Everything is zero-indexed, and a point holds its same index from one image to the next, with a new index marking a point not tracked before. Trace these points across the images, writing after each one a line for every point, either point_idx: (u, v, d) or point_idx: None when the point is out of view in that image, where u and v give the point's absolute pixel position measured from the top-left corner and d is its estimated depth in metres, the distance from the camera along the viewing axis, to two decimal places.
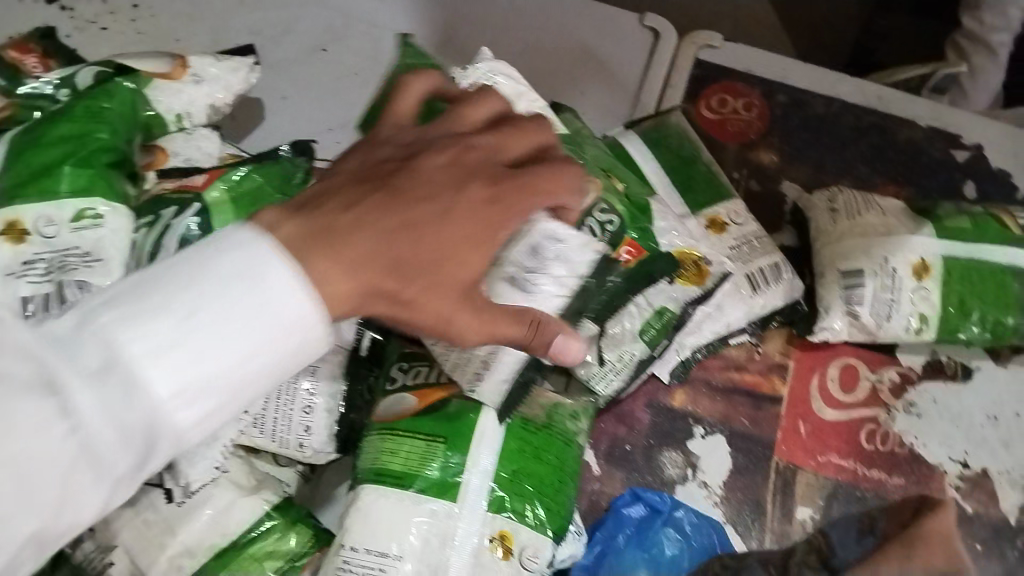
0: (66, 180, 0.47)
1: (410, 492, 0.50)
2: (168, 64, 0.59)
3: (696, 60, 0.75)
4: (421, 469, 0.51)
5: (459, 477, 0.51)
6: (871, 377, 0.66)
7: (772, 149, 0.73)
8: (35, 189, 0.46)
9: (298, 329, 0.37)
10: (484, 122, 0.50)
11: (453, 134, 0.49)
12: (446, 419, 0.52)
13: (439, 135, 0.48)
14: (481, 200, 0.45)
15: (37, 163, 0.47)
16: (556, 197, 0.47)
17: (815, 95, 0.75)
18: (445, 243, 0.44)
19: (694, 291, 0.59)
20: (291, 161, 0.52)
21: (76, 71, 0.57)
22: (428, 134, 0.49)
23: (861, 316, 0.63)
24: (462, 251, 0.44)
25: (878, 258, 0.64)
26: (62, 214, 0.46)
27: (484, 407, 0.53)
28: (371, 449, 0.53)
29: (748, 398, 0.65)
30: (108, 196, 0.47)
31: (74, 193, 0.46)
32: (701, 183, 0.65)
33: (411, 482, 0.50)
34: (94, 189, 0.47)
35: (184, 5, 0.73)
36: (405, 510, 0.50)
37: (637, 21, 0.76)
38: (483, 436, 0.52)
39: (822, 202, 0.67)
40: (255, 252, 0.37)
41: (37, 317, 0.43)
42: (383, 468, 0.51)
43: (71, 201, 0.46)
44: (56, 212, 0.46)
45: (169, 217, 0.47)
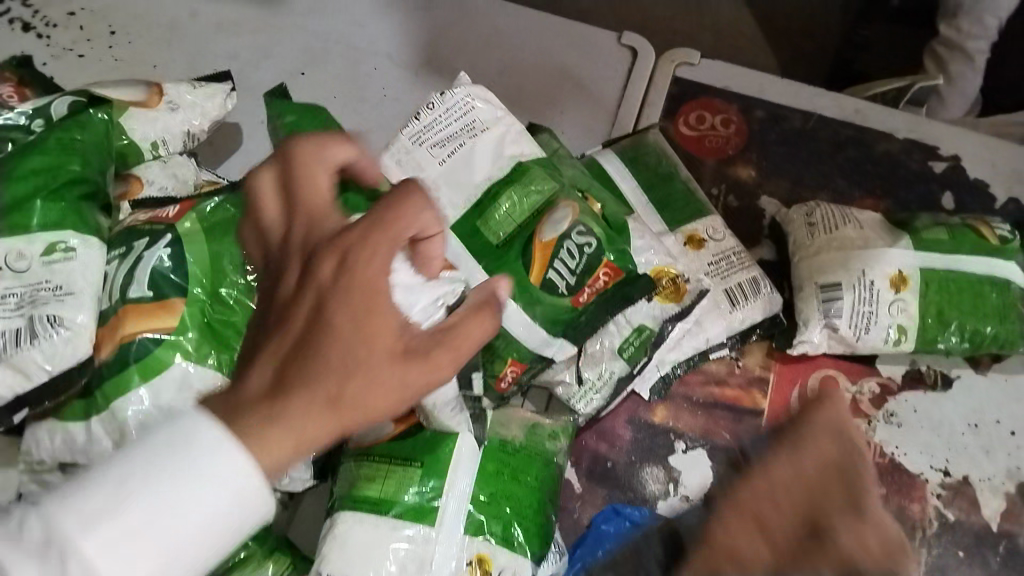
0: (37, 214, 0.47)
1: (386, 518, 0.51)
2: (143, 91, 0.59)
3: (674, 77, 0.76)
4: (398, 495, 0.51)
5: (435, 502, 0.51)
6: (851, 388, 0.66)
7: (750, 164, 0.74)
8: (5, 224, 0.46)
9: (249, 486, 0.34)
10: (280, 192, 0.44)
11: (276, 233, 0.43)
12: (423, 446, 0.53)
13: (272, 242, 0.43)
14: (335, 270, 0.39)
15: (8, 196, 0.47)
16: (388, 197, 0.41)
17: (792, 110, 0.76)
18: (347, 334, 0.38)
19: (672, 309, 0.59)
20: None
21: (51, 102, 0.57)
22: (267, 244, 0.43)
23: (840, 329, 0.63)
24: (370, 326, 0.38)
25: (855, 271, 0.64)
26: (32, 248, 0.46)
27: (459, 432, 0.53)
28: (348, 477, 0.54)
29: (728, 412, 0.65)
30: (79, 229, 0.47)
31: (45, 226, 0.46)
32: (678, 201, 0.66)
33: (388, 508, 0.51)
34: (64, 223, 0.46)
35: (164, 32, 0.74)
36: (383, 537, 0.50)
37: (615, 41, 0.77)
38: (460, 461, 0.52)
39: (800, 216, 0.68)
40: (199, 427, 0.34)
41: (9, 355, 0.44)
42: (361, 495, 0.52)
43: (42, 234, 0.46)
44: (27, 247, 0.46)
45: (137, 251, 0.47)
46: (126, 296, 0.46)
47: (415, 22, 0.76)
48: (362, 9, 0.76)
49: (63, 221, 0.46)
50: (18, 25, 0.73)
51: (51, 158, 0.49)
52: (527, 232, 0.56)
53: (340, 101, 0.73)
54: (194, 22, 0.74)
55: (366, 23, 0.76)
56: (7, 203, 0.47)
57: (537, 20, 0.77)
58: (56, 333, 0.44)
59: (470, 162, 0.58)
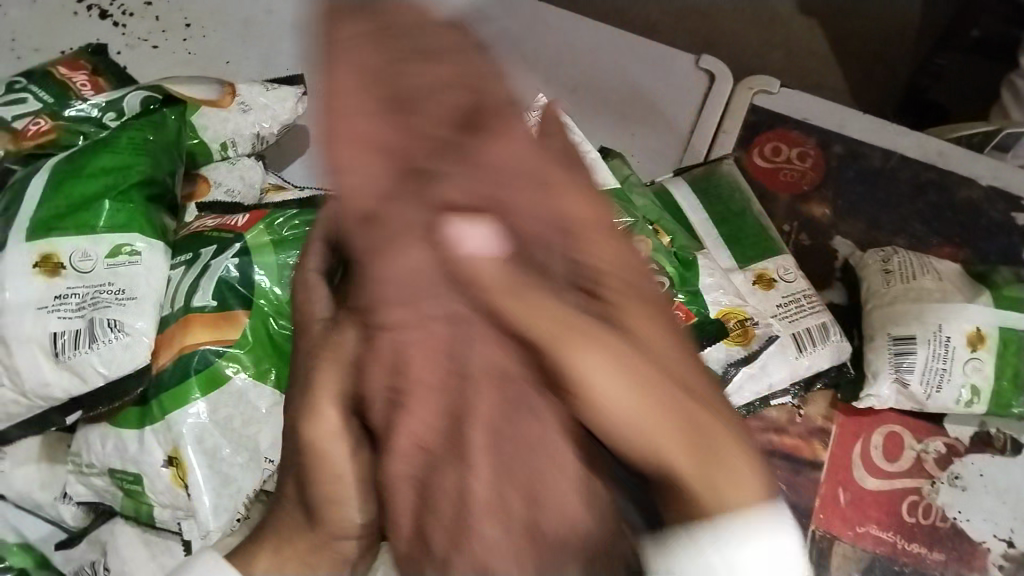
0: (104, 215, 0.47)
1: None
2: (216, 91, 0.59)
3: (751, 105, 0.73)
4: None
5: None
6: (917, 446, 0.63)
7: (825, 203, 0.71)
8: (71, 221, 0.47)
9: None
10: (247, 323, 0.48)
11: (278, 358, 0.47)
12: None
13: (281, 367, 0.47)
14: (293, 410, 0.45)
15: (76, 194, 0.47)
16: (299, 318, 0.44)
17: (873, 147, 0.73)
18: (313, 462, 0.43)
19: (738, 353, 0.55)
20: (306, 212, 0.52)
21: (124, 95, 0.58)
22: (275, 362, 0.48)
23: (910, 385, 0.61)
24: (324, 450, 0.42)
25: (931, 325, 0.61)
26: (96, 247, 0.46)
27: None
28: None
29: (786, 461, 0.63)
30: (144, 232, 0.47)
31: (111, 226, 0.47)
32: (750, 236, 0.63)
33: None
34: (131, 225, 0.47)
35: (238, 27, 0.73)
36: None
37: (693, 64, 0.74)
38: None
39: (876, 262, 0.65)
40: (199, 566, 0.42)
41: (69, 357, 0.44)
42: None
43: (108, 235, 0.46)
44: (91, 247, 0.46)
45: (208, 260, 0.49)
46: (190, 304, 0.48)
47: (489, 31, 0.74)
48: None
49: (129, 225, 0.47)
50: (96, 12, 0.73)
51: (120, 157, 0.48)
52: None
53: None
54: (268, 19, 0.74)
55: None
56: (75, 200, 0.47)
57: (613, 35, 0.74)
58: (115, 337, 0.44)
59: None
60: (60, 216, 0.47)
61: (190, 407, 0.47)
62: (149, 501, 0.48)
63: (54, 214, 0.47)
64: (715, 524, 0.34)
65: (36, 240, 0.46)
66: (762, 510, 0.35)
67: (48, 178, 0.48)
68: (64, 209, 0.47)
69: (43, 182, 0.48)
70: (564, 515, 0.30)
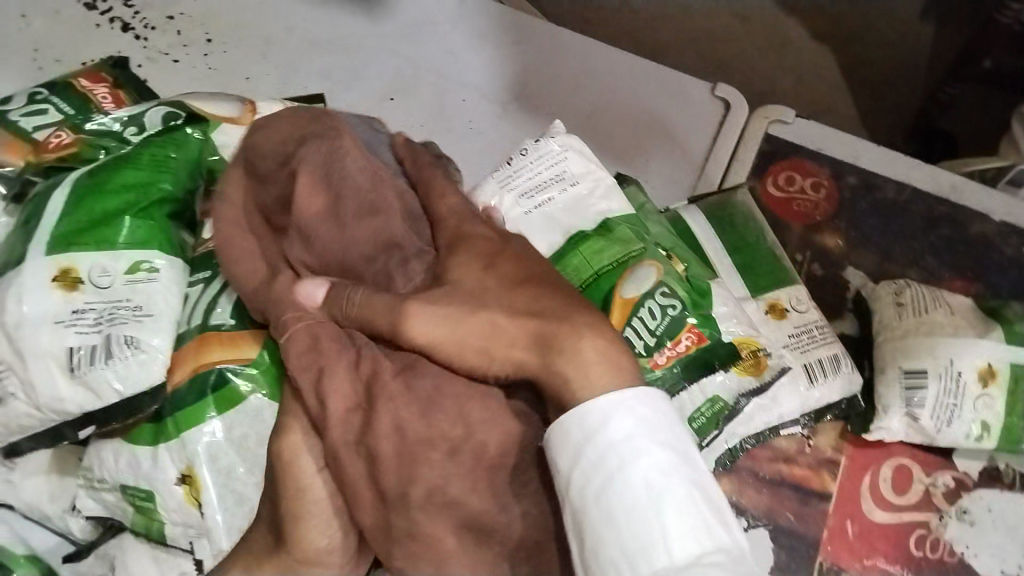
0: (125, 231, 0.48)
1: None
2: (237, 108, 0.59)
3: (767, 133, 0.74)
4: None
5: None
6: (925, 480, 0.63)
7: (838, 233, 0.71)
8: (91, 237, 0.47)
9: None
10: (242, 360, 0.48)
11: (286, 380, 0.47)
12: None
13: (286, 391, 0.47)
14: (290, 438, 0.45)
15: (97, 209, 0.48)
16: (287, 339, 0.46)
17: (886, 179, 0.73)
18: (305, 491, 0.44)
19: (749, 382, 0.55)
20: None
21: (145, 110, 0.58)
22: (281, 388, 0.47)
23: (921, 419, 0.61)
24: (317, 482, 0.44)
25: (943, 360, 0.61)
26: (115, 263, 0.47)
27: None
28: None
29: (794, 492, 0.62)
30: (164, 249, 0.48)
31: (132, 242, 0.47)
32: (764, 266, 0.63)
33: None
34: (151, 242, 0.48)
35: (259, 43, 0.74)
36: None
37: (708, 91, 0.74)
38: None
39: (888, 294, 0.65)
40: None
41: (84, 373, 0.44)
42: None
43: (128, 252, 0.47)
44: (112, 263, 0.47)
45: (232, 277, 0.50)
46: (207, 323, 0.49)
47: (508, 57, 0.75)
48: (455, 39, 0.75)
49: (149, 242, 0.48)
50: (118, 24, 0.74)
51: (142, 174, 0.49)
52: (606, 287, 0.54)
53: (426, 130, 0.72)
54: (289, 37, 0.74)
55: (456, 52, 0.75)
56: (95, 215, 0.48)
57: (629, 61, 0.75)
58: (132, 354, 0.45)
59: (550, 218, 0.56)
60: (80, 231, 0.47)
61: (202, 425, 0.48)
62: (162, 518, 0.48)
63: (72, 229, 0.47)
64: (578, 415, 0.39)
65: (54, 255, 0.46)
66: (626, 388, 0.40)
67: (68, 193, 0.48)
68: (84, 224, 0.47)
69: (62, 198, 0.48)
70: (486, 451, 0.42)
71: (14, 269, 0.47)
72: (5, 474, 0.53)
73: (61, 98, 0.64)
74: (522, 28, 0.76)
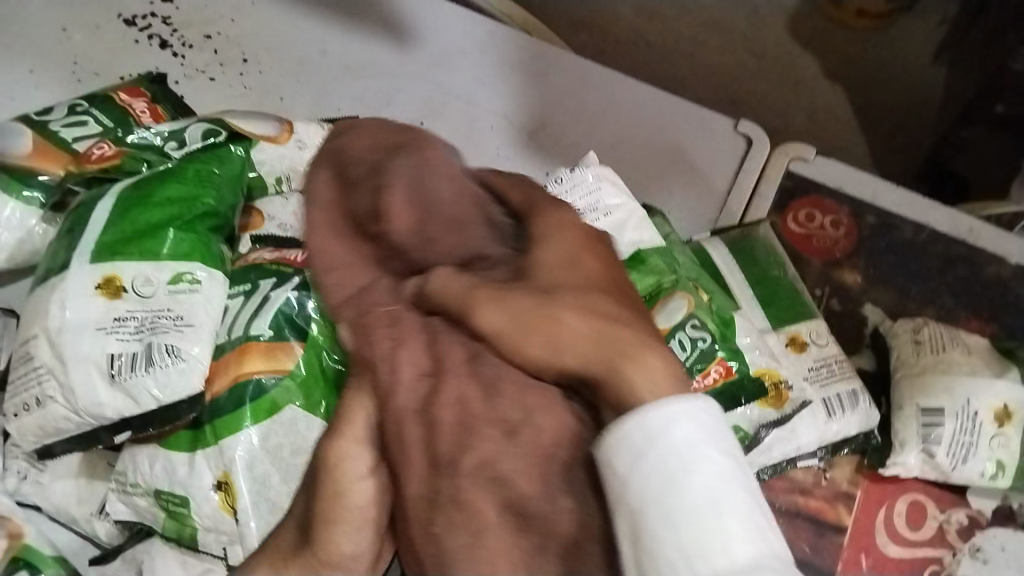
0: (168, 243, 0.49)
1: None
2: (275, 127, 0.61)
3: (787, 171, 0.74)
4: None
5: None
6: (939, 516, 0.63)
7: (856, 270, 0.72)
8: (136, 247, 0.49)
9: None
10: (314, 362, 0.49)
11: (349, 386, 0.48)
12: None
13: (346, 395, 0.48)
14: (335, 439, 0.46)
15: (142, 221, 0.50)
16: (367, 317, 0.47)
17: (905, 218, 0.73)
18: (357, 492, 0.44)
19: (770, 414, 0.56)
20: None
21: (186, 126, 0.60)
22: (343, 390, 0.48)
23: (936, 456, 0.61)
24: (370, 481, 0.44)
25: (959, 398, 0.62)
26: (159, 275, 0.48)
27: None
28: None
29: (810, 524, 0.63)
30: (205, 261, 0.49)
31: (175, 253, 0.49)
32: (784, 300, 0.63)
33: None
34: (193, 254, 0.49)
35: (294, 65, 0.76)
36: None
37: (731, 127, 0.75)
38: None
39: (907, 332, 0.66)
40: None
41: (124, 380, 0.46)
42: None
43: (171, 263, 0.48)
44: (155, 273, 0.48)
45: (270, 291, 0.51)
46: (248, 333, 0.50)
47: (535, 87, 0.76)
48: (484, 68, 0.77)
49: (191, 252, 0.49)
50: (156, 41, 0.75)
51: (188, 188, 0.51)
52: None
53: None
54: (323, 60, 0.76)
55: (486, 80, 0.77)
56: (139, 227, 0.50)
57: (654, 94, 0.76)
58: (172, 363, 0.46)
59: None
60: (125, 242, 0.49)
61: (238, 436, 0.48)
62: (195, 525, 0.49)
63: (119, 238, 0.49)
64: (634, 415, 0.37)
65: (100, 263, 0.48)
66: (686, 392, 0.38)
67: (113, 204, 0.50)
68: (129, 236, 0.49)
69: (106, 208, 0.50)
70: (541, 439, 0.40)
71: (60, 276, 0.48)
72: (37, 476, 0.54)
73: (101, 110, 0.65)
74: (548, 60, 0.77)
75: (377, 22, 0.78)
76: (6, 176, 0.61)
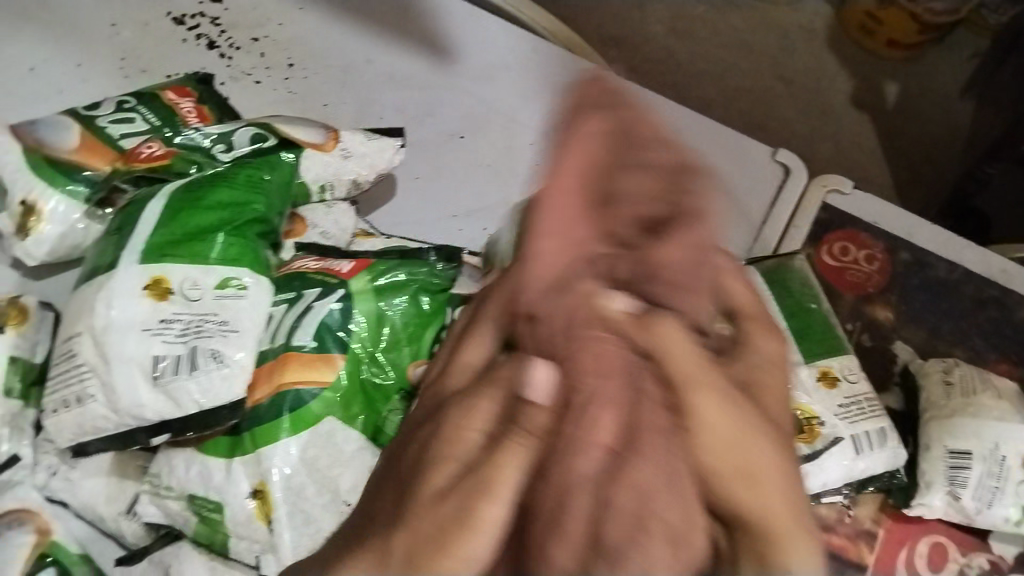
0: (217, 247, 0.50)
1: None
2: (321, 134, 0.62)
3: (824, 203, 0.74)
4: None
5: None
6: (961, 560, 0.63)
7: (888, 306, 0.72)
8: (186, 249, 0.50)
9: None
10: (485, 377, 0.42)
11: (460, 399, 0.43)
12: None
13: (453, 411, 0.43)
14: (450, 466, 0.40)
15: (192, 223, 0.51)
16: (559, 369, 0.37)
17: (939, 257, 0.73)
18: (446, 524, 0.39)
19: (803, 449, 0.59)
20: (438, 270, 0.55)
21: (234, 129, 0.61)
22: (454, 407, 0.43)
23: (962, 499, 0.61)
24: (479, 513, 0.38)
25: (989, 442, 0.62)
26: (207, 278, 0.49)
27: None
28: None
29: (832, 562, 0.63)
30: (252, 266, 0.50)
31: (224, 258, 0.50)
32: (818, 334, 0.63)
33: None
34: (240, 260, 0.50)
35: (338, 73, 0.76)
36: None
37: (769, 156, 0.76)
38: None
39: (937, 372, 0.66)
40: None
41: (169, 382, 0.47)
42: None
43: (219, 267, 0.50)
44: (203, 277, 0.49)
45: (315, 302, 0.51)
46: (290, 342, 0.50)
47: None
48: (526, 84, 0.78)
49: (239, 257, 0.50)
50: (204, 41, 0.76)
51: (239, 193, 0.52)
52: None
53: (493, 169, 0.75)
54: (368, 69, 0.77)
55: (527, 96, 0.77)
56: (189, 229, 0.51)
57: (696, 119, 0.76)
58: (218, 368, 0.47)
59: None
60: (175, 244, 0.50)
61: (276, 444, 0.49)
62: (227, 530, 0.49)
63: (168, 240, 0.50)
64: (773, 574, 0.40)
65: (148, 264, 0.49)
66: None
67: (164, 205, 0.52)
68: (180, 237, 0.50)
69: (158, 210, 0.51)
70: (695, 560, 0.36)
71: (107, 274, 0.49)
72: (66, 472, 0.54)
73: (148, 107, 0.66)
74: None
75: (421, 37, 0.79)
76: (50, 170, 0.62)
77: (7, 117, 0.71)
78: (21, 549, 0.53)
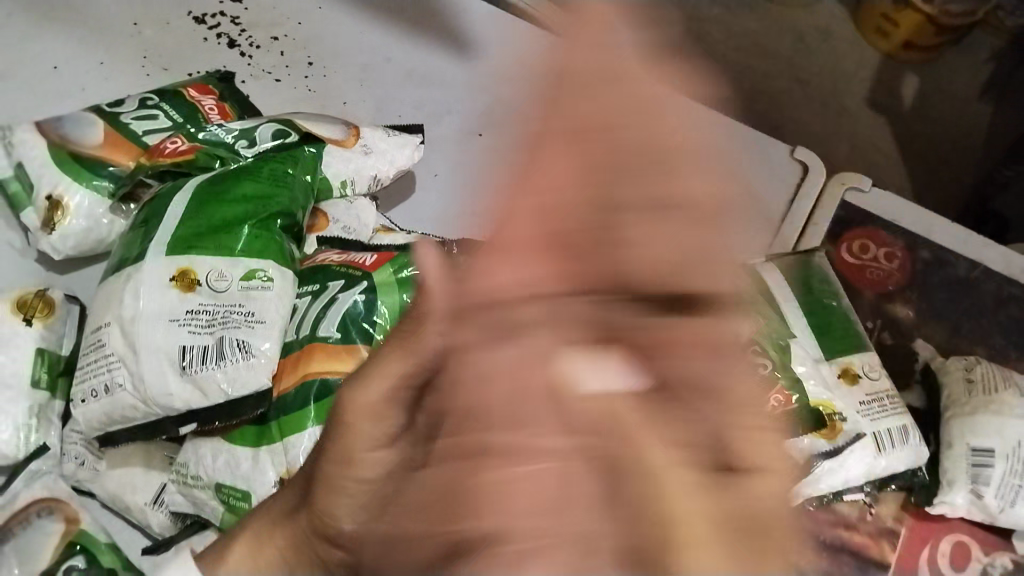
0: (243, 239, 0.51)
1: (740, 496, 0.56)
2: (342, 130, 0.63)
3: (843, 201, 0.74)
4: None
5: None
6: (984, 559, 0.63)
7: (909, 304, 0.72)
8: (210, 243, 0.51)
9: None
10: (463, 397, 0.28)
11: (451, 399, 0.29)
12: None
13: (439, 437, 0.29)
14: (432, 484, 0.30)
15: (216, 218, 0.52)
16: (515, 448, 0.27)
17: (960, 256, 0.73)
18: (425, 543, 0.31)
19: (824, 444, 0.57)
20: None
21: (257, 125, 0.61)
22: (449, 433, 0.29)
23: (984, 497, 0.61)
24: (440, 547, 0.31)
25: (1012, 440, 0.61)
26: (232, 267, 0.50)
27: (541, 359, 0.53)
28: None
29: (854, 560, 0.62)
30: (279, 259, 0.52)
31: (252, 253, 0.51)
32: (838, 330, 0.62)
33: None
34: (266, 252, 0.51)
35: (358, 71, 0.77)
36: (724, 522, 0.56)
37: (788, 153, 0.75)
38: None
39: (959, 370, 0.65)
40: None
41: (195, 371, 0.47)
42: None
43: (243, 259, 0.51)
44: (229, 268, 0.50)
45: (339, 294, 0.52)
46: (314, 333, 0.51)
47: None
48: None
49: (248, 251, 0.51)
50: (225, 40, 0.77)
51: (263, 187, 0.54)
52: None
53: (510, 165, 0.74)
54: (387, 66, 0.77)
55: None
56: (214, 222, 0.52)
57: None
58: (243, 358, 0.48)
59: None
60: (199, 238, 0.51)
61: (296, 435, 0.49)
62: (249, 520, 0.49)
63: (194, 232, 0.51)
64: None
65: (176, 256, 0.50)
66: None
67: (189, 198, 0.53)
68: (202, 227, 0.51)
69: (183, 203, 0.52)
70: None
71: (134, 266, 0.50)
72: (93, 463, 0.56)
73: (172, 105, 0.66)
74: None
75: (438, 32, 0.79)
76: (75, 166, 0.63)
77: (32, 115, 0.72)
78: (48, 539, 0.54)
